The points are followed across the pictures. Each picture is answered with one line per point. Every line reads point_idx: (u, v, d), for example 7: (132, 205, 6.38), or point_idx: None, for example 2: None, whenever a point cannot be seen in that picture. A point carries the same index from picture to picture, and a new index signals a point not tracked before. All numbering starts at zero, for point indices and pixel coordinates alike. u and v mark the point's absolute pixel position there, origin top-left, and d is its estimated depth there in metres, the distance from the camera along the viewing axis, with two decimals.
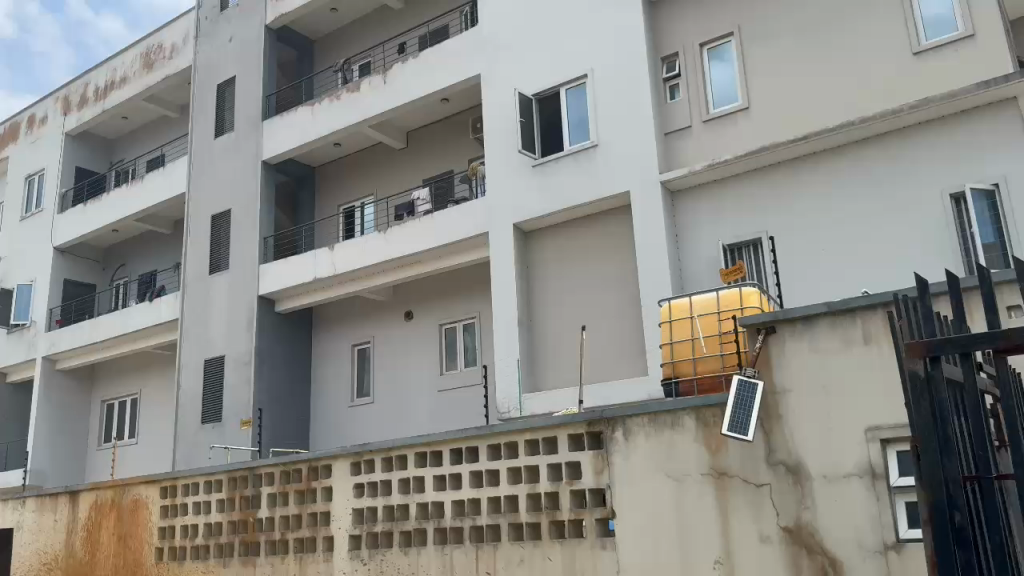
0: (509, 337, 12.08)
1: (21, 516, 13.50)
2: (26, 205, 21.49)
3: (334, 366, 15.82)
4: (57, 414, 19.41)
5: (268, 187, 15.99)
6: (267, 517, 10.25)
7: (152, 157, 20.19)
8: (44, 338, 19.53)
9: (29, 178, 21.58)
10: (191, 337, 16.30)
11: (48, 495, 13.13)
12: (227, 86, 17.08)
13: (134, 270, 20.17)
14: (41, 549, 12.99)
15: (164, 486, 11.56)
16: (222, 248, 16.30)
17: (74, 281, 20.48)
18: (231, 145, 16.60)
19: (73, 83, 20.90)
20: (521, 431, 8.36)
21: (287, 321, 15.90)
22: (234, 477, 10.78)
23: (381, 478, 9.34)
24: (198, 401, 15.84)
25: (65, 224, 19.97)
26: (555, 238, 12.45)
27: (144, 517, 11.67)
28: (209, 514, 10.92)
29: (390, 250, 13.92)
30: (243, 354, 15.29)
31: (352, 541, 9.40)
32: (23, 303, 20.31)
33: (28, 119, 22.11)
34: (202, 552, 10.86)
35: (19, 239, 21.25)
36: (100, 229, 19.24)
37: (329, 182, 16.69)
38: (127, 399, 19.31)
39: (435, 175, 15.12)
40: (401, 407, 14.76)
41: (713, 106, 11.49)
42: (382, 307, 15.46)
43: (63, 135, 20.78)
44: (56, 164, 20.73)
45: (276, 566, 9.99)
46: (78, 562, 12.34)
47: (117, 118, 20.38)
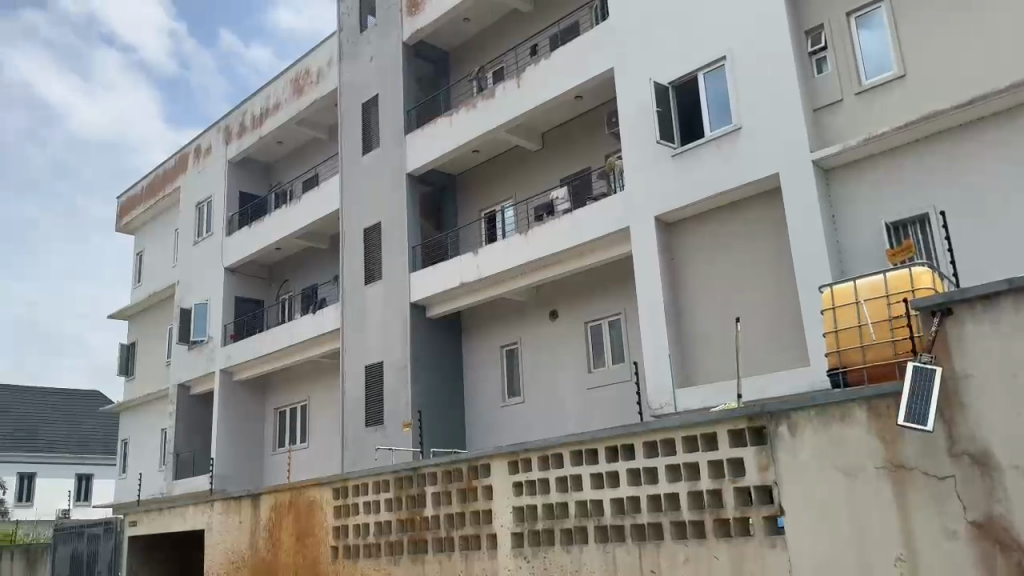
0: (657, 332, 11.89)
1: (210, 518, 14.64)
2: (198, 230, 23.30)
3: (485, 368, 16.15)
4: (235, 422, 20.94)
5: (413, 198, 16.56)
6: (433, 515, 10.61)
7: (307, 178, 21.42)
8: (221, 352, 21.13)
9: (200, 205, 23.37)
10: (351, 345, 17.13)
11: (233, 498, 14.17)
12: (370, 104, 17.84)
13: (296, 285, 21.44)
14: (229, 549, 14.03)
15: (335, 487, 12.20)
16: (374, 258, 17.03)
17: (244, 298, 22.02)
18: (378, 160, 17.30)
19: (233, 113, 22.45)
20: (680, 427, 8.20)
21: (438, 326, 16.39)
22: (399, 477, 11.23)
23: (539, 477, 9.43)
24: (360, 406, 16.61)
25: (233, 246, 21.52)
26: (700, 228, 12.15)
27: (319, 516, 12.35)
28: (379, 513, 11.42)
29: (532, 250, 14.03)
30: (400, 360, 15.88)
31: (515, 539, 9.53)
32: (201, 321, 22.05)
33: (196, 150, 23.95)
34: (373, 549, 11.36)
35: (194, 263, 23.08)
36: (264, 248, 20.57)
37: (470, 189, 17.06)
38: (296, 406, 20.56)
39: (573, 173, 15.14)
40: (552, 406, 14.85)
41: (865, 77, 10.83)
42: (528, 307, 15.63)
43: (227, 163, 22.37)
44: (222, 190, 22.35)
45: (443, 563, 10.29)
46: (262, 560, 13.23)
47: (273, 144, 21.72)
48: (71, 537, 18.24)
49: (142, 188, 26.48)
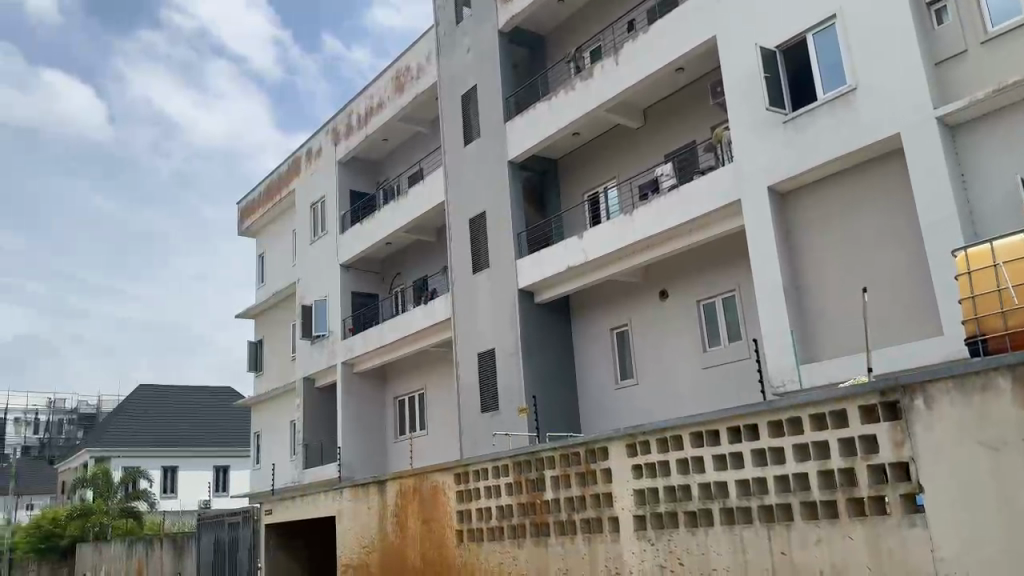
0: (775, 307, 11.49)
1: (340, 504, 15.26)
2: (314, 230, 24.20)
3: (597, 351, 16.08)
4: (358, 412, 21.69)
5: (516, 185, 16.63)
6: (553, 499, 10.67)
7: (413, 172, 21.86)
8: (342, 346, 21.93)
9: (314, 206, 24.26)
10: (463, 334, 17.39)
11: (360, 485, 14.72)
12: (469, 96, 18.00)
13: (408, 278, 21.94)
14: (359, 534, 14.58)
15: (456, 473, 12.46)
16: (481, 247, 17.20)
17: (360, 293, 22.73)
18: (479, 150, 17.45)
19: (339, 114, 23.15)
20: (806, 405, 7.91)
21: (547, 311, 16.43)
22: (518, 461, 11.36)
23: (659, 460, 9.32)
24: (475, 393, 16.86)
25: (346, 243, 22.24)
26: (816, 197, 11.67)
27: (443, 501, 12.65)
28: (500, 498, 11.58)
29: (639, 230, 13.82)
30: (511, 346, 16.01)
31: (638, 522, 9.45)
32: (321, 316, 22.92)
33: (307, 153, 24.86)
34: (497, 533, 11.54)
35: (312, 261, 24.00)
36: (376, 244, 21.14)
37: (572, 172, 16.98)
38: (414, 395, 21.10)
39: (677, 149, 14.81)
40: (667, 386, 14.63)
41: (991, 24, 10.12)
42: (637, 288, 15.43)
43: (336, 163, 23.11)
44: (333, 190, 23.12)
45: (566, 546, 10.33)
46: (391, 545, 13.68)
47: (379, 142, 22.26)
48: (213, 526, 19.39)
49: (259, 193, 27.72)
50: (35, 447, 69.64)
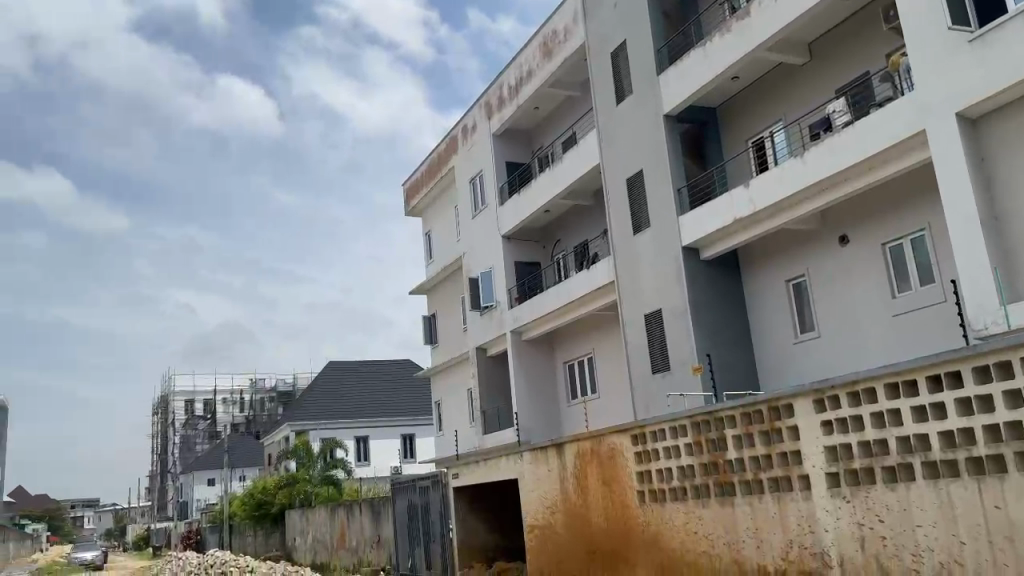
0: (971, 244, 10.53)
1: (522, 467, 15.69)
2: (474, 204, 24.76)
3: (772, 304, 15.48)
4: (531, 378, 22.12)
5: (674, 139, 16.18)
6: (737, 459, 10.43)
7: (567, 137, 21.79)
8: (510, 315, 22.41)
9: (472, 180, 24.81)
10: (628, 296, 17.25)
11: (540, 449, 15.05)
12: (619, 52, 17.65)
13: (569, 244, 21.96)
14: (541, 495, 14.94)
15: (634, 434, 12.46)
16: (641, 207, 16.92)
17: (523, 262, 23.05)
18: (633, 108, 17.11)
19: (491, 87, 23.45)
20: (1017, 347, 7.22)
21: (716, 267, 15.95)
22: (697, 421, 11.19)
23: (850, 414, 8.85)
24: (645, 355, 16.72)
25: (506, 214, 22.61)
26: (1013, 118, 10.55)
27: (622, 463, 12.69)
28: (680, 458, 11.48)
29: (810, 173, 13.09)
30: (679, 305, 15.67)
31: (831, 479, 9.05)
32: (488, 287, 23.49)
33: (462, 130, 25.42)
34: (679, 493, 11.43)
35: (475, 235, 24.60)
36: (536, 212, 21.32)
37: (734, 119, 16.29)
38: (584, 358, 21.20)
39: (848, 82, 13.83)
40: (851, 337, 13.85)
41: None
42: (813, 234, 14.63)
43: (491, 136, 23.47)
44: (490, 163, 23.51)
45: (755, 505, 10.07)
46: (573, 505, 13.91)
47: (531, 111, 22.31)
48: (406, 491, 20.49)
49: (421, 172, 28.67)
50: (241, 424, 76.53)
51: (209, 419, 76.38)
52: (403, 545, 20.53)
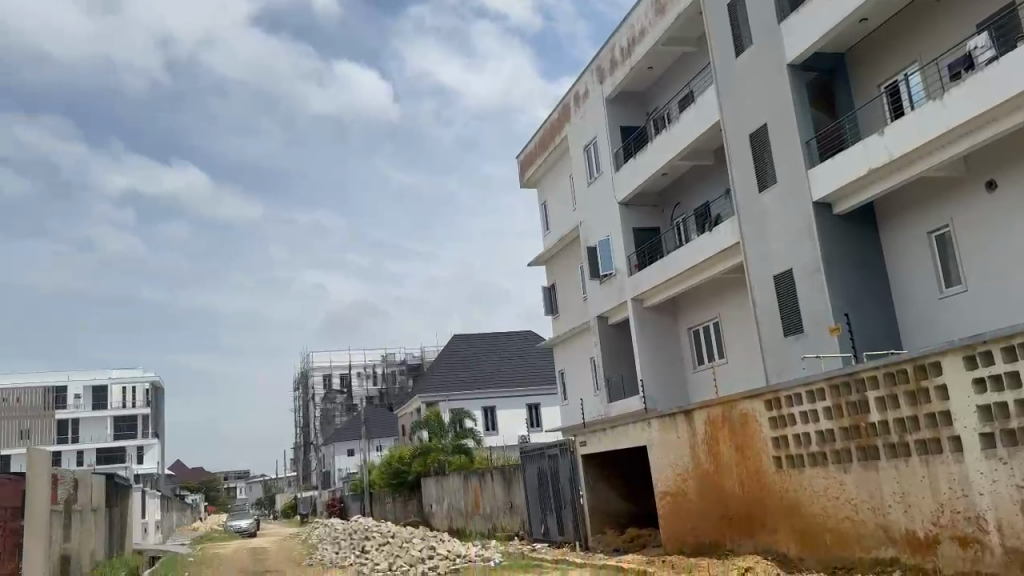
0: None
1: (651, 435, 15.60)
2: (589, 171, 24.55)
3: (912, 257, 14.61)
4: (655, 345, 21.89)
5: (799, 90, 15.44)
6: (880, 422, 9.98)
7: (683, 96, 21.21)
8: (630, 282, 22.21)
9: (586, 147, 24.59)
10: (756, 257, 16.73)
11: (668, 416, 14.92)
12: (738, 3, 16.97)
13: (690, 206, 21.45)
14: (672, 463, 14.82)
15: (767, 399, 12.13)
16: (766, 164, 16.29)
17: (642, 227, 22.73)
18: (753, 61, 16.46)
19: (602, 51, 23.08)
20: None
21: (848, 221, 15.20)
22: (835, 384, 10.76)
23: (1006, 370, 8.27)
24: (776, 316, 16.21)
25: (622, 178, 22.34)
26: None
27: (756, 429, 12.39)
28: (818, 423, 11.09)
29: (950, 116, 12.23)
30: (811, 264, 15.06)
31: (985, 440, 8.53)
32: (607, 255, 23.36)
33: (574, 97, 25.19)
34: (818, 458, 11.07)
35: (591, 203, 24.44)
36: (653, 175, 20.93)
37: (864, 64, 15.37)
38: (710, 323, 20.74)
39: (992, 14, 12.76)
40: (1002, 290, 12.91)
41: None
42: (956, 181, 13.66)
43: (605, 101, 23.15)
44: (604, 129, 23.23)
45: (902, 469, 9.62)
46: (706, 472, 13.72)
47: (645, 72, 21.84)
48: (536, 458, 20.78)
49: (536, 142, 28.66)
50: (375, 397, 79.67)
51: (345, 393, 79.97)
52: (536, 511, 20.87)
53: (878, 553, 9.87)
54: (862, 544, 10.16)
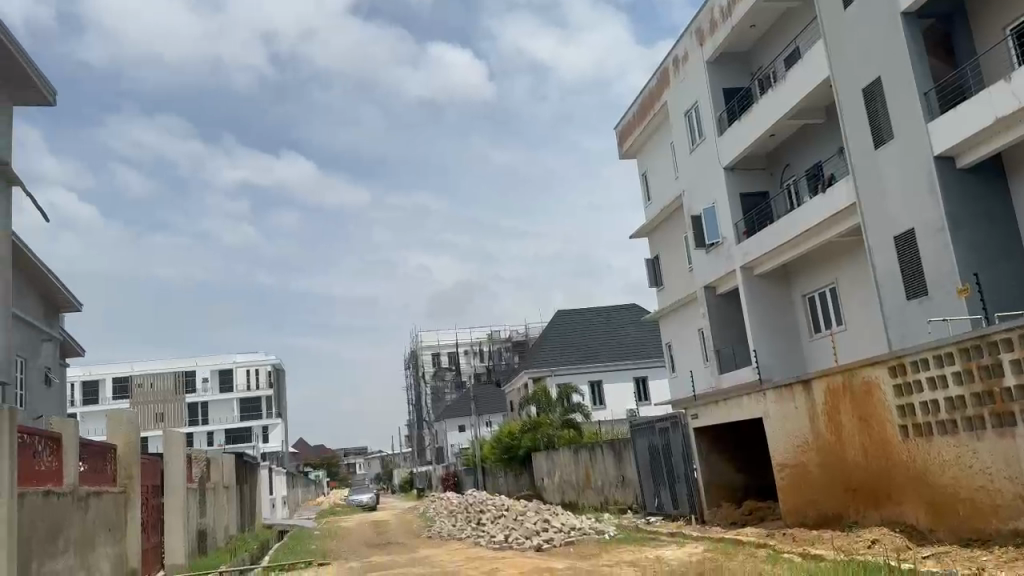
0: None
1: (766, 407, 15.20)
2: (691, 137, 23.95)
3: None
4: (767, 314, 21.26)
5: (915, 38, 14.51)
6: (1016, 387, 9.35)
7: (789, 54, 20.32)
8: (739, 250, 21.62)
9: (687, 113, 23.97)
10: (875, 217, 15.92)
11: (784, 386, 14.49)
12: None
13: (800, 168, 20.62)
14: (790, 434, 14.39)
15: (891, 366, 11.57)
16: (882, 119, 15.42)
17: (750, 193, 22.04)
18: (864, 9, 15.55)
19: (701, 13, 22.38)
20: None
21: (975, 175, 14.23)
22: (965, 347, 10.15)
23: None
24: (897, 279, 15.42)
25: (727, 143, 21.69)
26: None
27: (879, 397, 11.85)
28: (947, 389, 10.50)
29: None
30: (934, 222, 14.22)
31: None
32: (712, 224, 22.80)
33: (673, 62, 24.56)
34: (948, 426, 10.50)
35: (694, 170, 23.85)
36: (759, 138, 20.22)
37: (987, 6, 14.30)
38: (826, 289, 19.93)
39: None
40: None
41: None
42: None
43: (705, 64, 22.48)
44: (706, 93, 22.58)
45: None
46: (827, 443, 13.27)
47: (747, 30, 21.03)
48: (647, 432, 20.61)
49: (635, 111, 28.14)
50: (483, 373, 81.03)
51: (454, 370, 81.64)
52: (648, 484, 20.73)
53: (1017, 525, 9.33)
54: (998, 515, 9.62)
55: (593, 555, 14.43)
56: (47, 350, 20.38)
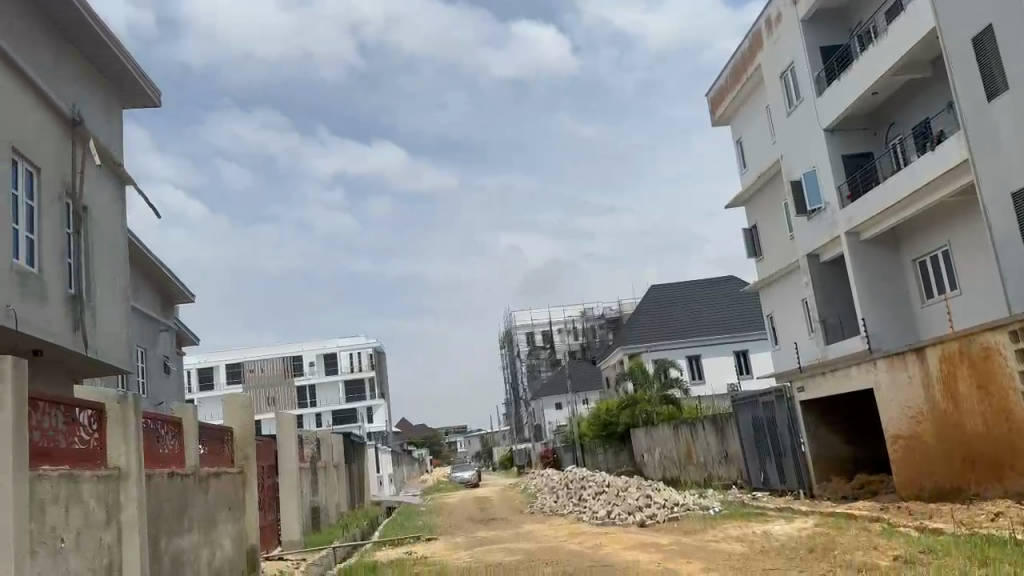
0: None
1: (877, 377, 14.57)
2: (788, 100, 23.04)
3: None
4: (875, 280, 20.32)
5: None
6: None
7: (890, 6, 19.22)
8: (843, 215, 20.73)
9: (784, 75, 23.07)
10: (990, 174, 14.96)
11: (896, 354, 13.85)
12: None
13: (907, 125, 19.52)
14: (903, 404, 13.76)
15: (1013, 330, 10.89)
16: (994, 69, 14.43)
17: (853, 155, 21.08)
18: None
19: None
20: None
21: None
22: None
23: None
24: (1016, 239, 14.47)
25: (827, 104, 20.78)
26: None
27: (1000, 364, 11.18)
28: None
29: None
30: None
31: None
32: (814, 189, 21.92)
33: (766, 23, 23.64)
34: None
35: (793, 134, 22.98)
36: (861, 97, 19.29)
37: None
38: (939, 252, 18.91)
39: None
40: None
41: None
42: None
43: (801, 23, 21.55)
44: (802, 53, 21.65)
45: None
46: (943, 413, 12.63)
47: None
48: (750, 405, 20.15)
49: (727, 76, 27.34)
50: (578, 351, 81.08)
51: (549, 348, 81.98)
52: (753, 458, 20.28)
53: None
54: None
55: (698, 530, 14.25)
56: (164, 340, 21.52)
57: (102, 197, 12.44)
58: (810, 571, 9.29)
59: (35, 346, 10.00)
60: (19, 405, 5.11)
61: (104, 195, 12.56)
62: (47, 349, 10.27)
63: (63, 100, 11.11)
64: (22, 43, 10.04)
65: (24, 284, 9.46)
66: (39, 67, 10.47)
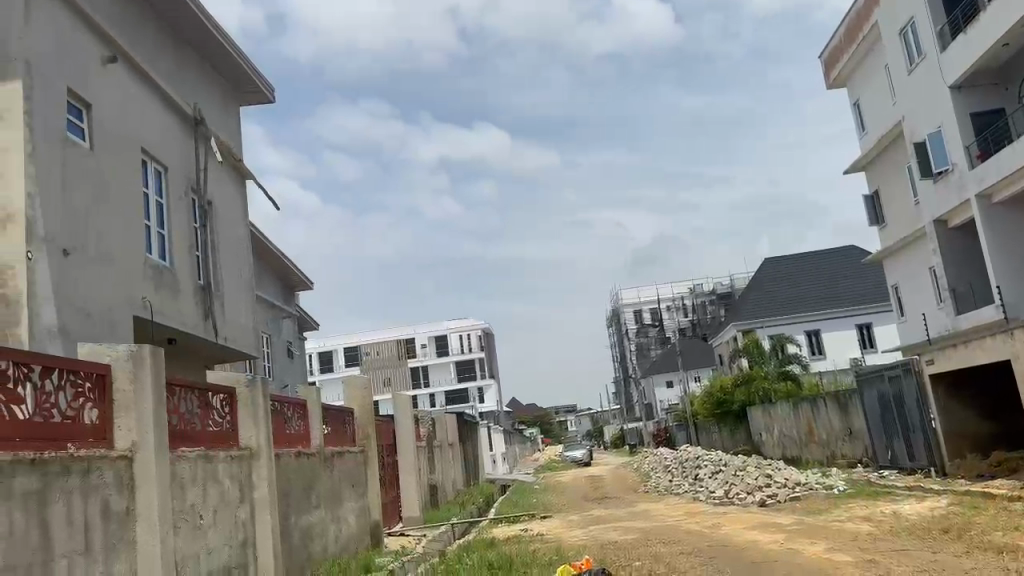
0: None
1: (1015, 348, 13.60)
2: (909, 57, 21.67)
3: None
4: (1009, 244, 18.98)
5: None
6: None
7: None
8: (972, 177, 19.31)
9: (903, 31, 21.69)
10: None
11: None
12: None
13: None
14: None
15: None
16: None
17: (982, 112, 19.64)
18: None
19: None
20: None
21: None
22: None
23: None
24: None
25: (951, 59, 19.41)
26: None
27: None
28: None
29: None
30: None
31: None
32: (940, 150, 20.56)
33: None
34: None
35: (915, 92, 21.62)
36: (990, 49, 17.91)
37: None
38: None
39: None
40: None
41: None
42: None
43: None
44: (923, 6, 20.28)
45: None
46: None
47: None
48: (875, 380, 19.23)
49: (842, 36, 25.97)
50: (688, 328, 79.71)
51: (658, 326, 81.02)
52: (879, 435, 19.37)
53: None
54: None
55: (822, 510, 13.75)
56: (286, 326, 22.49)
57: (224, 191, 13.07)
58: (944, 552, 8.81)
59: (171, 335, 10.62)
60: (159, 389, 5.42)
61: (227, 189, 13.18)
62: (180, 338, 10.89)
63: (185, 101, 11.71)
64: (146, 49, 10.61)
65: (159, 278, 10.06)
66: (162, 71, 11.04)
